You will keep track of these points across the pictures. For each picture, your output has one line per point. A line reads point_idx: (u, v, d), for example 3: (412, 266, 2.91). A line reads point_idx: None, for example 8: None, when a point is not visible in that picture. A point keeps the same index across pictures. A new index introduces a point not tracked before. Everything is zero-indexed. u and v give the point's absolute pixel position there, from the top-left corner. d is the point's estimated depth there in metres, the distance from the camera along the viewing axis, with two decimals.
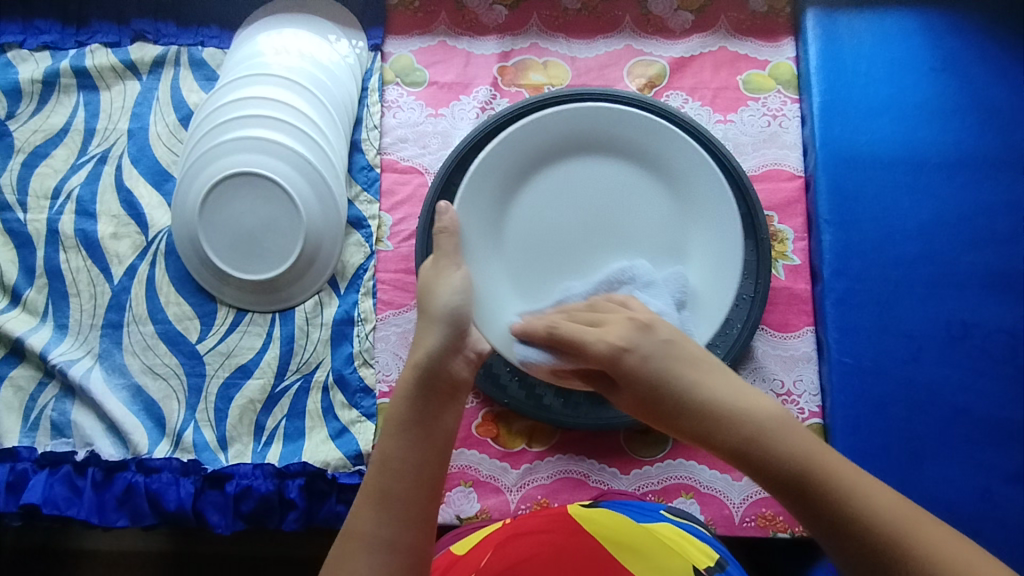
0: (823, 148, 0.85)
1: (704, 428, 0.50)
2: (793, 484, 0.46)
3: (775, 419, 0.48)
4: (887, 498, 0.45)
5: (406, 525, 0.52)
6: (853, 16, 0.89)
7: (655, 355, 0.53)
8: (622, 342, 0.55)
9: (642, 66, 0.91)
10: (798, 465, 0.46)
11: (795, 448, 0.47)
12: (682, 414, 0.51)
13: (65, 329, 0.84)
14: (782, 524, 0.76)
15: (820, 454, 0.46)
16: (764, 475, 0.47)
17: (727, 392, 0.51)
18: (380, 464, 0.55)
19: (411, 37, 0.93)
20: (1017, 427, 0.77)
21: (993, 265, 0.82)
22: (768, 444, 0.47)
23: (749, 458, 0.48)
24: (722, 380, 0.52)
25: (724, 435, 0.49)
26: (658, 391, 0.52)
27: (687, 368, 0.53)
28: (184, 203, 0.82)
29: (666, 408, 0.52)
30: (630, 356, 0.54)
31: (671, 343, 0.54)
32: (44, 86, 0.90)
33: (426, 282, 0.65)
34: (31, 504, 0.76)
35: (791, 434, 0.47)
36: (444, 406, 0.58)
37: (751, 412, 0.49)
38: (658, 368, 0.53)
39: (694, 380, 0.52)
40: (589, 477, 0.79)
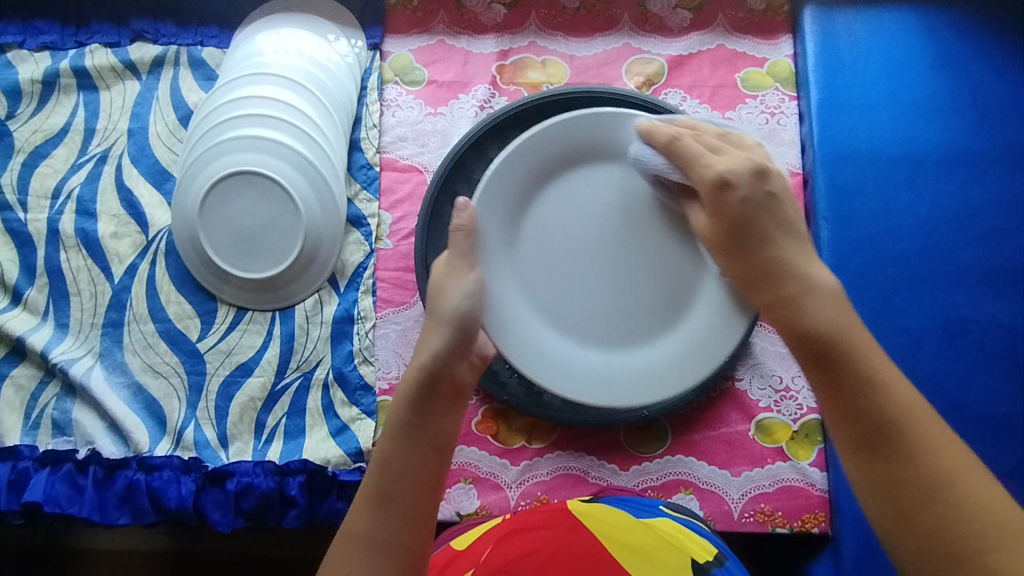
0: (821, 145, 0.85)
1: (761, 275, 0.59)
2: (823, 342, 0.54)
3: (829, 291, 0.56)
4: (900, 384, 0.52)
5: (404, 526, 0.53)
6: (851, 14, 0.90)
7: (755, 201, 0.59)
8: (729, 176, 0.60)
9: (640, 64, 0.91)
10: (830, 329, 0.54)
11: (834, 318, 0.54)
12: (754, 258, 0.59)
13: (65, 329, 0.84)
14: (781, 519, 0.77)
15: (857, 332, 0.54)
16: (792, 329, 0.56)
17: (798, 258, 0.58)
18: (379, 465, 0.55)
19: (410, 36, 0.93)
20: (1016, 422, 0.77)
21: (991, 261, 0.82)
22: (809, 307, 0.55)
23: (785, 309, 0.57)
24: (798, 247, 0.59)
25: (773, 286, 0.58)
26: (740, 235, 0.60)
27: (773, 224, 0.59)
28: (184, 202, 0.83)
29: (745, 249, 0.60)
30: (731, 194, 0.60)
31: (773, 198, 0.60)
32: (44, 86, 0.90)
33: (437, 283, 0.63)
34: (32, 503, 0.76)
35: (838, 308, 0.55)
36: (445, 410, 0.57)
37: (811, 278, 0.57)
38: (748, 214, 0.59)
39: (772, 241, 0.59)
40: (588, 474, 0.79)
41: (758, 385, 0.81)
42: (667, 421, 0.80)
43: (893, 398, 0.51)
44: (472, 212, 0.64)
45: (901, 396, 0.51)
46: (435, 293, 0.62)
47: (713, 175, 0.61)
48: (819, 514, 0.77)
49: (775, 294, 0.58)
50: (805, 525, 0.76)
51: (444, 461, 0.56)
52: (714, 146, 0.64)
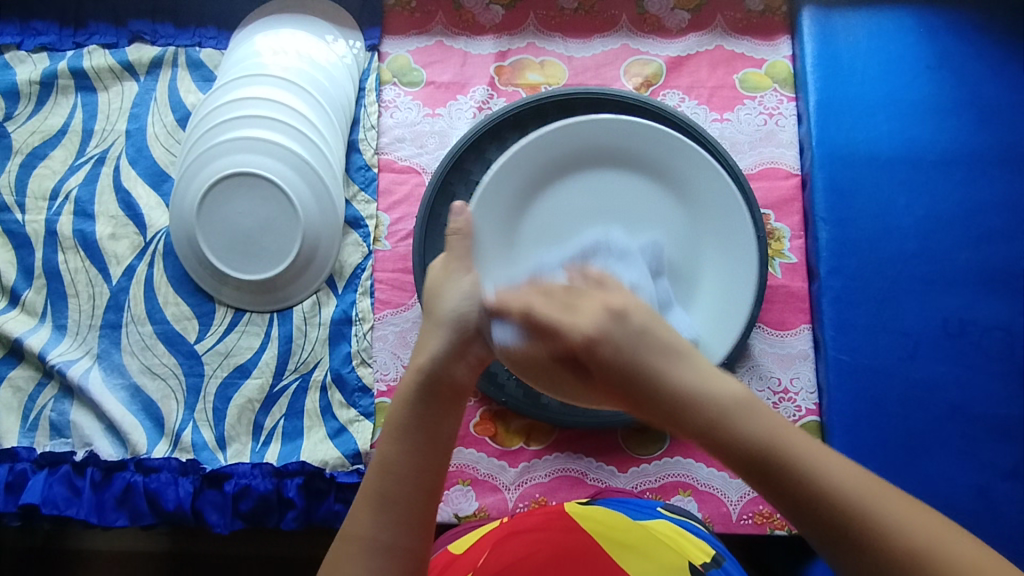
0: (820, 146, 0.85)
1: (671, 412, 0.43)
2: (761, 474, 0.40)
3: (742, 404, 0.42)
4: (858, 481, 0.40)
5: (405, 530, 0.51)
6: (849, 15, 0.90)
7: (626, 342, 0.44)
8: (595, 330, 0.45)
9: (639, 65, 0.91)
10: (760, 445, 0.40)
11: (764, 431, 0.41)
12: (649, 401, 0.44)
13: (64, 330, 0.84)
14: (780, 521, 0.77)
15: (792, 436, 0.41)
16: (731, 463, 0.41)
17: (696, 375, 0.43)
18: (378, 468, 0.53)
19: (408, 37, 0.93)
20: (1015, 423, 0.77)
21: (989, 262, 0.82)
22: (738, 433, 0.41)
23: (715, 446, 0.41)
24: (684, 362, 0.44)
25: (688, 419, 0.42)
26: (626, 378, 0.44)
27: (653, 350, 0.44)
28: (182, 203, 0.83)
29: (636, 392, 0.44)
30: (602, 347, 0.45)
31: (644, 330, 0.45)
32: (42, 87, 0.90)
33: (433, 284, 0.58)
34: (30, 505, 0.76)
35: (760, 416, 0.41)
36: (445, 412, 0.53)
37: (719, 395, 0.42)
38: (627, 355, 0.44)
39: (661, 367, 0.43)
40: (587, 475, 0.79)
41: (757, 387, 0.80)
42: None
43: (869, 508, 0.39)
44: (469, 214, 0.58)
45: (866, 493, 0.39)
46: (431, 293, 0.58)
47: (580, 334, 0.46)
48: None
49: (689, 433, 0.42)
50: None
51: (445, 464, 0.53)
52: (566, 301, 0.49)
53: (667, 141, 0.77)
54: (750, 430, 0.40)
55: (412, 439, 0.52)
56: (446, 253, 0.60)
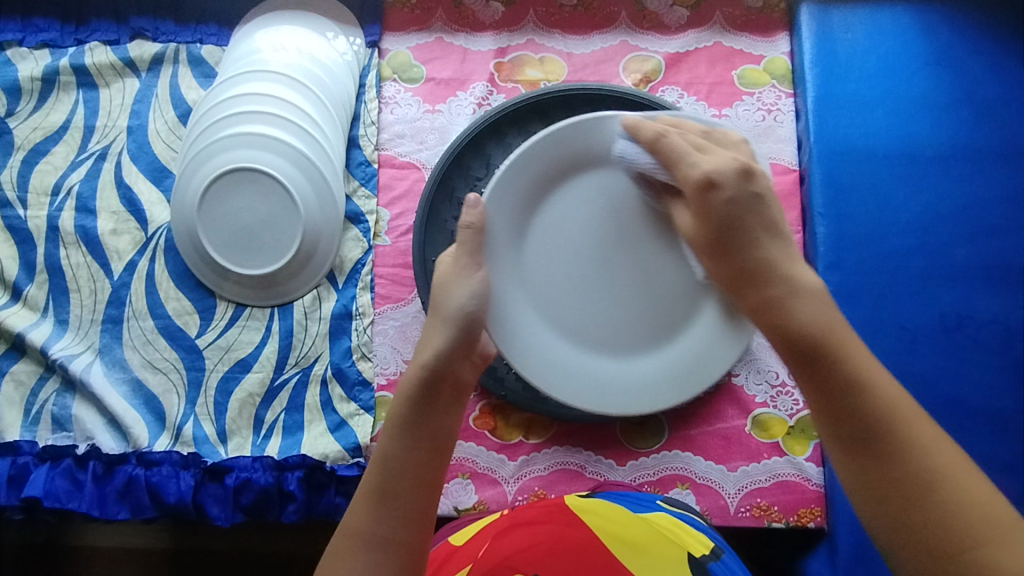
0: (817, 142, 0.86)
1: (746, 277, 0.55)
2: (811, 347, 0.50)
3: (814, 294, 0.53)
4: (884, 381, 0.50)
5: (403, 526, 0.52)
6: (847, 10, 0.90)
7: (738, 201, 0.55)
8: (713, 175, 0.56)
9: (638, 61, 0.92)
10: (818, 329, 0.51)
11: (821, 320, 0.51)
12: (732, 261, 0.56)
13: (65, 325, 0.84)
14: (777, 514, 0.77)
15: (845, 332, 0.51)
16: (783, 331, 0.52)
17: (783, 255, 0.55)
18: (378, 464, 0.54)
19: (408, 33, 0.94)
20: (1011, 417, 0.78)
21: (985, 257, 0.82)
22: (794, 310, 0.52)
23: (773, 310, 0.53)
24: (780, 242, 0.55)
25: (761, 287, 0.54)
26: (721, 240, 0.56)
27: (760, 224, 0.55)
28: (183, 198, 0.83)
29: (723, 251, 0.56)
30: (716, 194, 0.55)
31: (758, 198, 0.56)
32: (43, 84, 0.91)
33: (444, 280, 0.60)
34: (32, 498, 0.77)
35: (823, 308, 0.52)
36: (447, 409, 0.56)
37: (794, 278, 0.53)
38: (731, 215, 0.55)
39: (758, 239, 0.55)
40: (586, 468, 0.79)
41: (754, 381, 0.81)
42: (663, 416, 0.81)
43: (880, 400, 0.49)
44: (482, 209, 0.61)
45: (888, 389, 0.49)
46: (440, 290, 0.60)
47: (700, 174, 0.56)
48: (815, 509, 0.77)
49: (755, 296, 0.54)
50: (801, 520, 0.77)
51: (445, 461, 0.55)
52: (699, 145, 0.60)
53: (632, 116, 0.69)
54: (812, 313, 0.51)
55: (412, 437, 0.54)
56: (457, 246, 0.61)
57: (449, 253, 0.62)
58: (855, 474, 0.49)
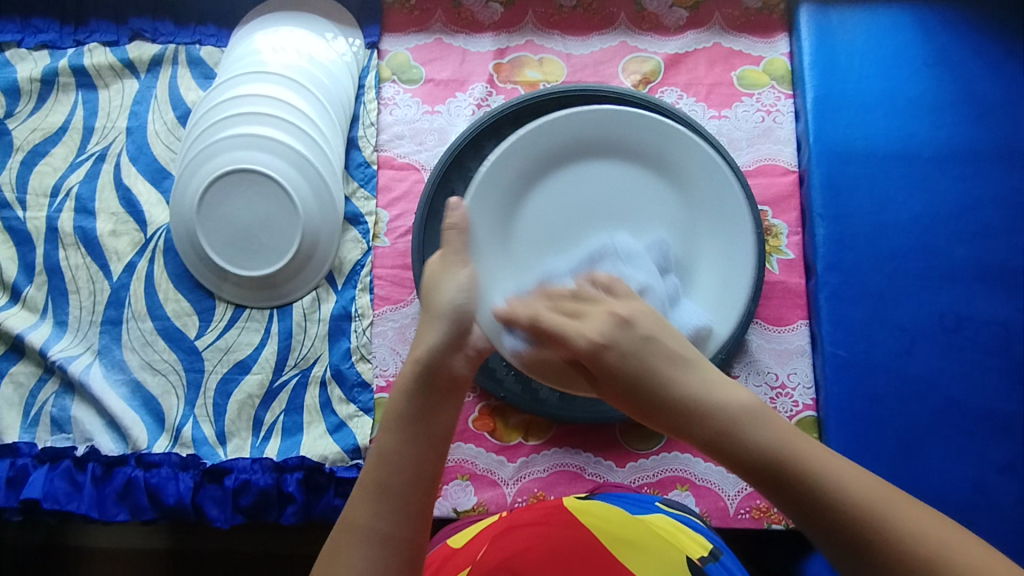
0: (816, 143, 0.86)
1: (677, 422, 0.44)
2: (771, 478, 0.40)
3: (751, 413, 0.42)
4: (859, 478, 0.39)
5: (402, 521, 0.51)
6: (846, 11, 0.90)
7: (635, 352, 0.45)
8: (600, 337, 0.46)
9: (637, 62, 0.92)
10: (773, 457, 0.40)
11: (773, 436, 0.41)
12: (659, 409, 0.44)
13: (64, 326, 0.84)
14: (777, 516, 0.77)
15: (802, 440, 0.41)
16: (741, 474, 0.41)
17: (705, 383, 0.44)
18: (374, 460, 0.53)
19: (406, 35, 0.93)
20: (1011, 418, 0.78)
21: (985, 258, 0.82)
22: (744, 440, 0.41)
23: (722, 453, 0.41)
24: (692, 370, 0.45)
25: (697, 430, 0.42)
26: (636, 388, 0.45)
27: (663, 359, 0.45)
28: (182, 199, 0.83)
29: (643, 402, 0.45)
30: (608, 355, 0.46)
31: (649, 339, 0.46)
32: (42, 85, 0.91)
33: (431, 277, 0.61)
34: (31, 499, 0.77)
35: (772, 423, 0.41)
36: (442, 403, 0.55)
37: (726, 402, 0.42)
38: (635, 367, 0.45)
39: (671, 376, 0.44)
40: (585, 470, 0.79)
41: (754, 382, 0.81)
42: None
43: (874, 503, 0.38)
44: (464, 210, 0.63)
45: (861, 488, 0.38)
46: (430, 287, 0.61)
47: (588, 339, 0.47)
48: None
49: (700, 442, 0.43)
50: None
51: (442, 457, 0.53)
52: (574, 309, 0.51)
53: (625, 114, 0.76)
54: (760, 437, 0.40)
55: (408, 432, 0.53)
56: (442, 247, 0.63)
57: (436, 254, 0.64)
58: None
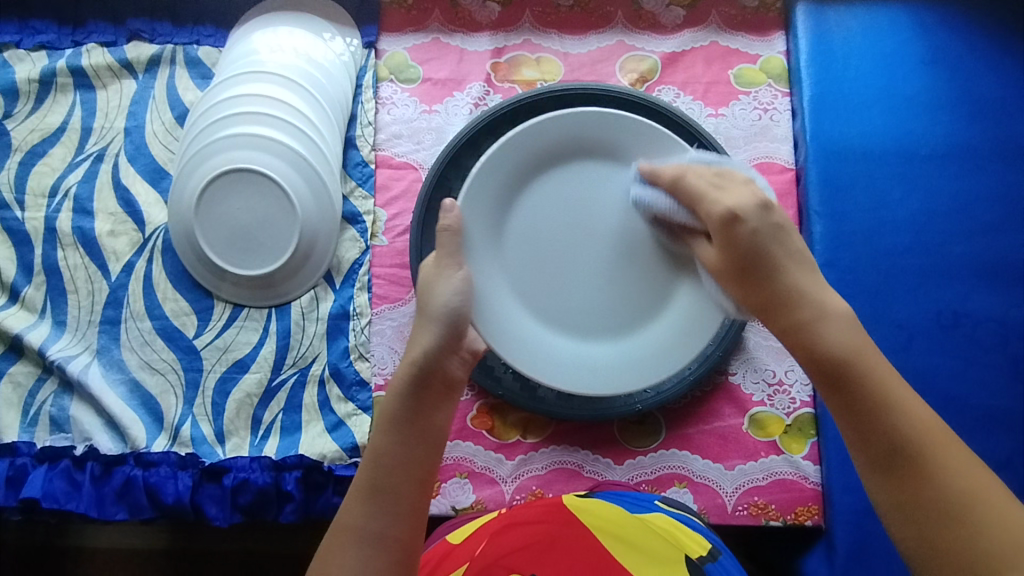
0: (813, 140, 0.86)
1: (774, 301, 0.63)
2: (839, 368, 0.57)
3: (841, 318, 0.59)
4: (907, 398, 0.55)
5: (394, 519, 0.55)
6: (842, 9, 0.90)
7: (764, 232, 0.64)
8: (739, 211, 0.65)
9: (634, 61, 0.92)
10: (845, 350, 0.57)
11: (848, 343, 0.58)
12: (764, 284, 0.64)
13: (63, 326, 0.84)
14: (775, 513, 0.77)
15: (872, 356, 0.57)
16: (812, 353, 0.59)
17: (808, 283, 0.63)
18: (371, 461, 0.57)
19: (404, 34, 0.94)
20: (1008, 415, 0.78)
21: (982, 255, 0.82)
22: (821, 330, 0.59)
23: (799, 334, 0.60)
24: (805, 272, 0.63)
25: (788, 311, 0.61)
26: (756, 262, 0.64)
27: (783, 253, 0.64)
28: (181, 198, 0.83)
29: (754, 277, 0.64)
30: (742, 227, 0.65)
31: (779, 228, 0.65)
32: (41, 85, 0.91)
33: (426, 281, 0.67)
34: (31, 499, 0.77)
35: (850, 333, 0.58)
36: (436, 404, 0.60)
37: (824, 304, 0.61)
38: (758, 243, 0.64)
39: (783, 268, 0.63)
40: (583, 468, 0.80)
41: (751, 379, 0.81)
42: (660, 416, 0.81)
43: (906, 416, 0.54)
44: (458, 213, 0.68)
45: (917, 416, 0.54)
46: (424, 290, 0.67)
47: (724, 208, 0.66)
48: (812, 507, 0.77)
49: (784, 318, 0.62)
50: (799, 518, 0.77)
51: (436, 455, 0.58)
52: (718, 181, 0.69)
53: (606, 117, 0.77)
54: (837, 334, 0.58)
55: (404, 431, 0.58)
56: (437, 249, 0.68)
57: (431, 254, 0.69)
58: (881, 485, 0.54)
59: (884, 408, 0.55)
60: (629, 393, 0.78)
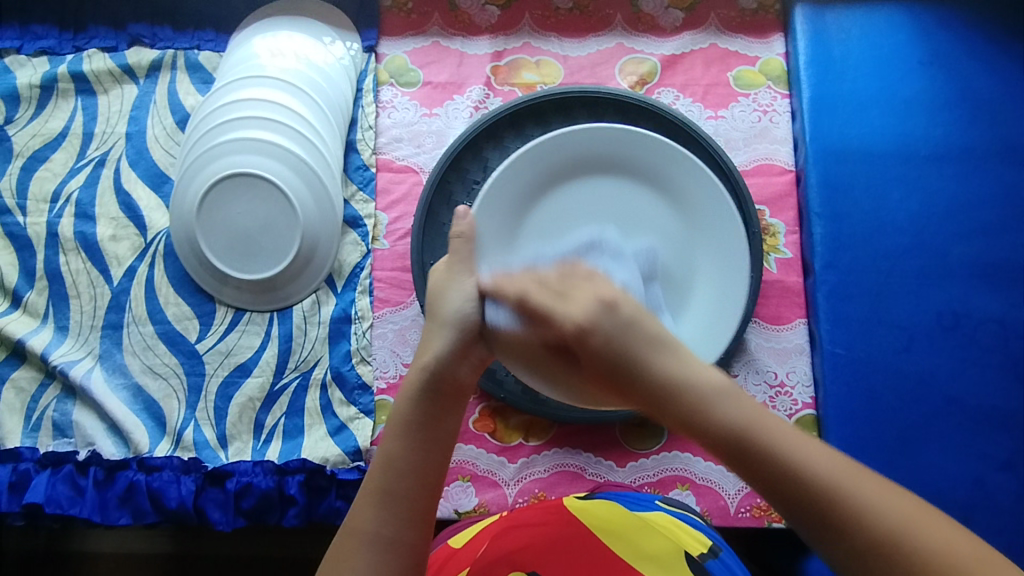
0: (813, 143, 0.86)
1: (655, 399, 0.47)
2: (741, 454, 0.43)
3: (720, 390, 0.45)
4: (820, 456, 0.42)
5: (408, 526, 0.52)
6: (841, 11, 0.91)
7: (617, 333, 0.49)
8: (586, 320, 0.50)
9: (634, 63, 0.92)
10: (737, 431, 0.44)
11: (740, 417, 0.44)
12: (634, 389, 0.48)
13: (65, 331, 0.85)
14: (777, 514, 0.77)
15: (769, 421, 0.44)
16: (712, 448, 0.45)
17: (677, 364, 0.48)
18: (382, 466, 0.54)
19: (404, 38, 0.94)
20: (1009, 415, 0.78)
21: (982, 255, 0.83)
22: (711, 419, 0.44)
23: (692, 429, 0.45)
24: (671, 353, 0.48)
25: (671, 407, 0.46)
26: (613, 368, 0.49)
27: (639, 343, 0.49)
28: (182, 203, 0.83)
29: (621, 379, 0.49)
30: (593, 337, 0.50)
31: (632, 320, 0.50)
32: (42, 91, 0.91)
33: (437, 289, 0.61)
34: (34, 504, 0.77)
35: (737, 403, 0.45)
36: (448, 409, 0.56)
37: (697, 383, 0.46)
38: (615, 350, 0.49)
39: (643, 355, 0.48)
40: (585, 470, 0.80)
41: (753, 381, 0.81)
42: None
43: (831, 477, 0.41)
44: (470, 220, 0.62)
45: (825, 463, 0.42)
46: (437, 297, 0.60)
47: (574, 323, 0.51)
48: None
49: (675, 417, 0.46)
50: None
51: (449, 459, 0.55)
52: (561, 288, 0.55)
53: (621, 133, 0.78)
54: (728, 414, 0.44)
55: (417, 435, 0.54)
56: (449, 255, 0.62)
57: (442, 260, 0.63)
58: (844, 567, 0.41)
59: (806, 479, 0.41)
60: None
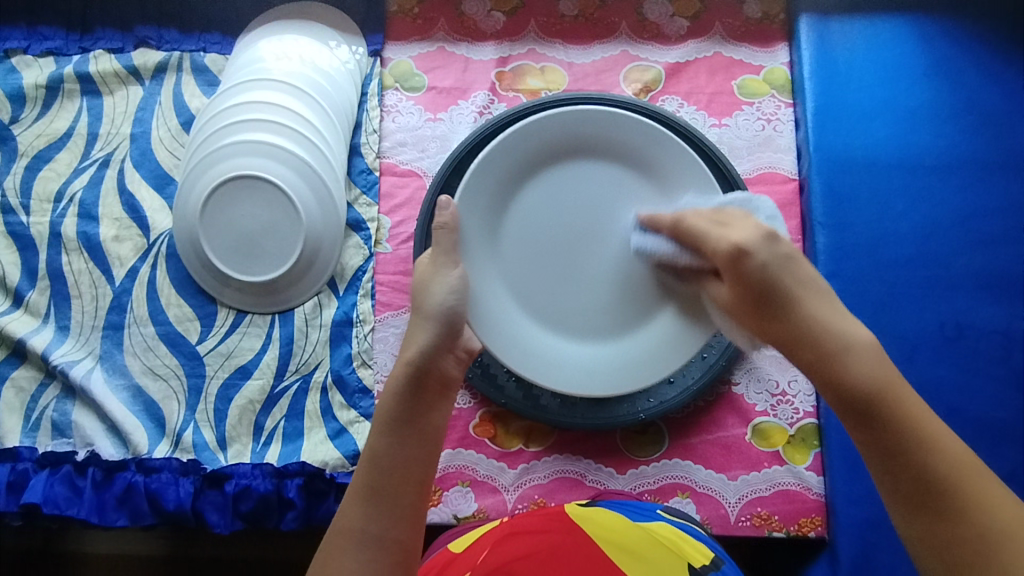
0: (816, 152, 0.86)
1: (797, 337, 0.59)
2: (866, 401, 0.54)
3: (866, 348, 0.57)
4: (949, 439, 0.52)
5: (394, 520, 0.55)
6: (845, 22, 0.91)
7: (773, 264, 0.62)
8: (747, 244, 0.63)
9: (638, 71, 0.92)
10: (872, 384, 0.54)
11: (875, 374, 0.55)
12: (783, 319, 0.61)
13: (66, 331, 0.85)
14: (778, 524, 0.77)
15: (902, 390, 0.54)
16: (834, 386, 0.56)
17: (827, 315, 0.59)
18: (368, 461, 0.57)
19: (410, 43, 0.94)
20: (1012, 428, 0.78)
21: (986, 267, 0.82)
22: (848, 365, 0.56)
23: (825, 368, 0.57)
24: (822, 300, 0.60)
25: (810, 347, 0.58)
26: (770, 296, 0.61)
27: (795, 283, 0.61)
28: (186, 206, 0.83)
29: (772, 314, 0.61)
30: (749, 261, 0.62)
31: (789, 257, 0.63)
32: (48, 91, 0.91)
33: (423, 280, 0.68)
34: (31, 504, 0.77)
35: (878, 364, 0.55)
36: (433, 405, 0.60)
37: (847, 334, 0.58)
38: (770, 277, 0.61)
39: (803, 300, 0.60)
40: (586, 477, 0.79)
41: (754, 389, 0.81)
42: (664, 425, 0.81)
43: (944, 456, 0.51)
44: (453, 211, 0.69)
45: (950, 449, 0.52)
46: (421, 289, 0.67)
47: (732, 242, 0.64)
48: (816, 518, 0.77)
49: (807, 354, 0.59)
50: (802, 529, 0.77)
51: (433, 455, 0.58)
52: (720, 219, 0.68)
53: (607, 115, 0.78)
54: (864, 368, 0.55)
55: (401, 431, 0.58)
56: (433, 247, 0.70)
57: (426, 253, 0.71)
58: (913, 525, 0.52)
59: (920, 447, 0.52)
60: (630, 401, 0.78)
